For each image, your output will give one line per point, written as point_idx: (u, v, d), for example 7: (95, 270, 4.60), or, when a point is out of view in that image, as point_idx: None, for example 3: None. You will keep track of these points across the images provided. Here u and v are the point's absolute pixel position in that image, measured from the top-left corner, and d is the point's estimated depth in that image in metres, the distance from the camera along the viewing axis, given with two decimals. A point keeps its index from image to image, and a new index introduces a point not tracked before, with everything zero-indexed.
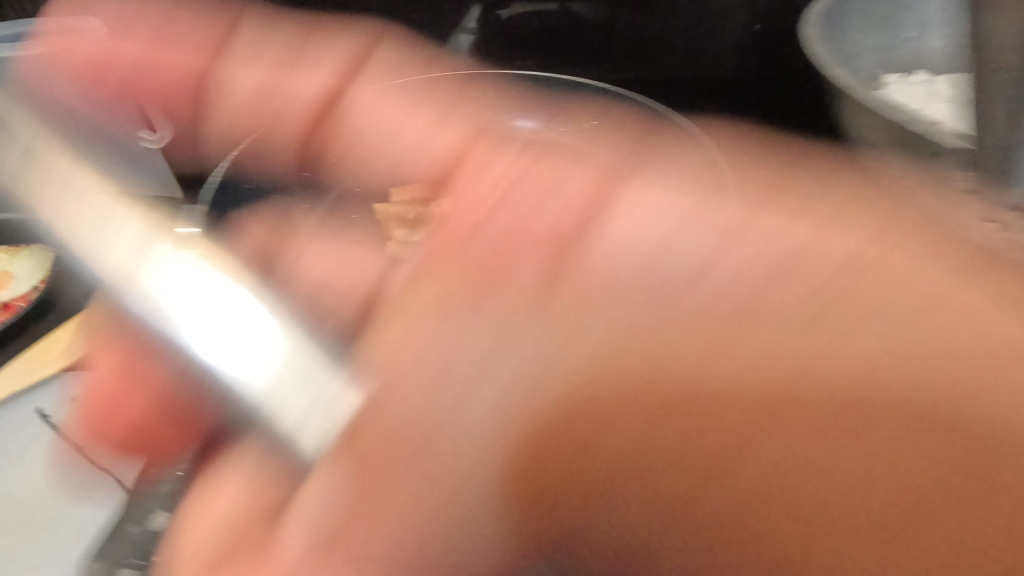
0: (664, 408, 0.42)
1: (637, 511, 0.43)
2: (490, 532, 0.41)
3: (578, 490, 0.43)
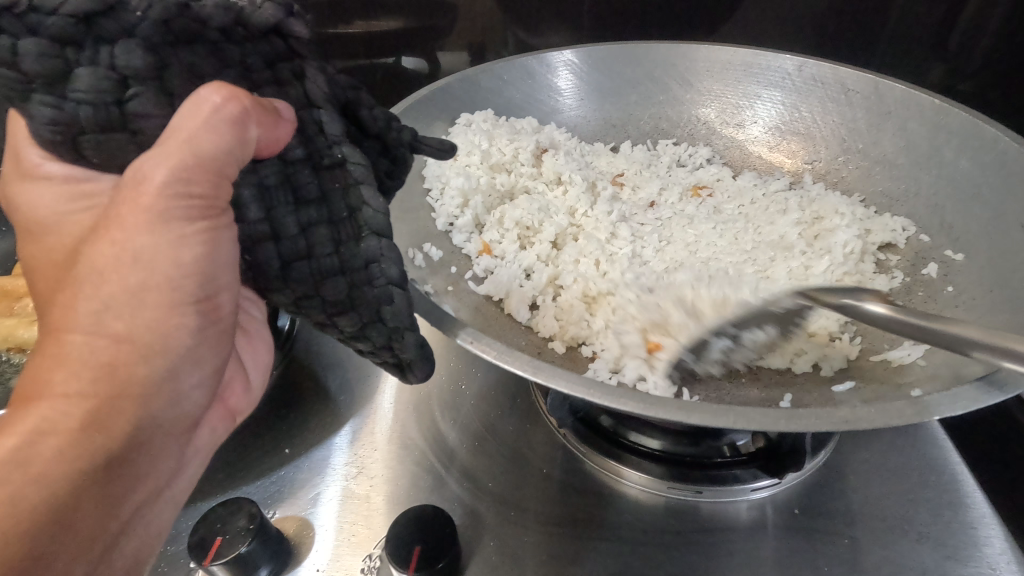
0: (406, 462, 0.52)
1: (346, 571, 0.45)
2: None
3: (299, 553, 0.46)
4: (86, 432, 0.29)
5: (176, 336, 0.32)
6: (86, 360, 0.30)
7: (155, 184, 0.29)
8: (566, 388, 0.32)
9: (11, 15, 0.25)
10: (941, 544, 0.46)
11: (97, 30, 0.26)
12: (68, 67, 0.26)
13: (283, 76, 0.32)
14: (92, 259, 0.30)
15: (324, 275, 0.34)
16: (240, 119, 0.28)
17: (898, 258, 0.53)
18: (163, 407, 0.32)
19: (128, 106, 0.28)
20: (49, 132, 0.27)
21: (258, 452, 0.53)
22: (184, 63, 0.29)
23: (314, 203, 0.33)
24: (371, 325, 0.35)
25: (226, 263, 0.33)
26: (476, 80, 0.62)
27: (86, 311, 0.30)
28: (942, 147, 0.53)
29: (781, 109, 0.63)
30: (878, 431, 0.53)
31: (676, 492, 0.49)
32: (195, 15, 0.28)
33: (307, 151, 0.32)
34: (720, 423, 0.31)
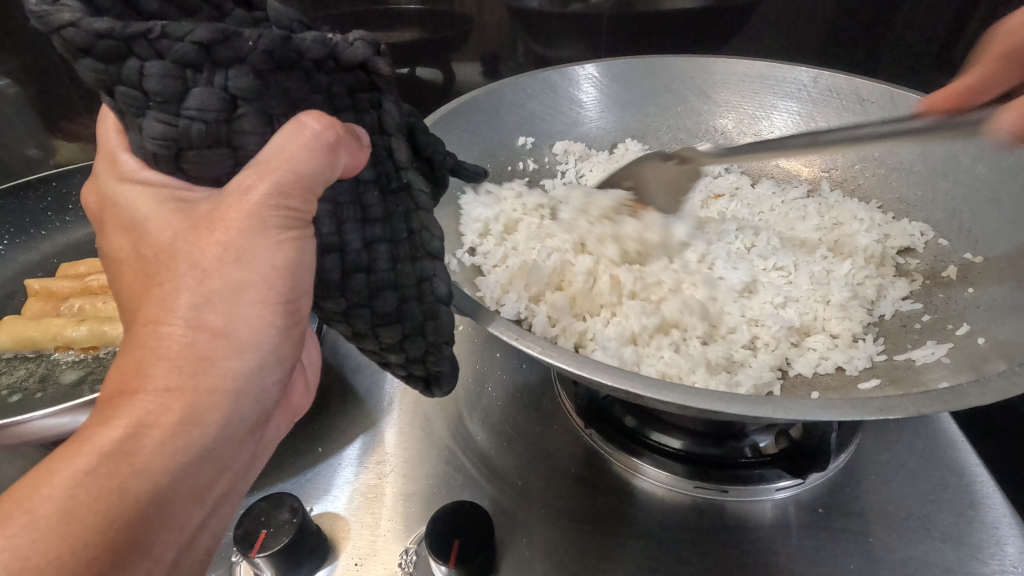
0: (435, 463, 0.53)
1: (384, 565, 0.47)
2: None
3: (336, 549, 0.48)
4: (184, 424, 0.31)
5: (262, 335, 0.34)
6: (184, 355, 0.32)
7: (257, 195, 0.31)
8: (612, 380, 0.33)
9: (143, 40, 0.27)
10: (964, 542, 0.47)
11: (214, 56, 0.28)
12: (186, 88, 0.28)
13: (362, 106, 0.33)
14: (192, 257, 0.32)
15: (378, 288, 0.35)
16: (336, 146, 0.31)
17: (917, 261, 0.54)
18: (248, 402, 0.34)
19: (233, 126, 0.30)
20: (155, 146, 0.30)
21: (296, 453, 0.55)
22: (281, 89, 0.30)
23: (378, 222, 0.35)
24: (410, 338, 0.37)
25: (310, 272, 0.34)
26: (502, 94, 0.63)
27: (186, 304, 0.32)
28: (958, 156, 0.55)
29: (798, 120, 0.65)
30: (898, 432, 0.54)
31: (703, 491, 0.51)
32: (296, 46, 0.29)
33: (376, 172, 0.35)
34: (762, 412, 0.31)
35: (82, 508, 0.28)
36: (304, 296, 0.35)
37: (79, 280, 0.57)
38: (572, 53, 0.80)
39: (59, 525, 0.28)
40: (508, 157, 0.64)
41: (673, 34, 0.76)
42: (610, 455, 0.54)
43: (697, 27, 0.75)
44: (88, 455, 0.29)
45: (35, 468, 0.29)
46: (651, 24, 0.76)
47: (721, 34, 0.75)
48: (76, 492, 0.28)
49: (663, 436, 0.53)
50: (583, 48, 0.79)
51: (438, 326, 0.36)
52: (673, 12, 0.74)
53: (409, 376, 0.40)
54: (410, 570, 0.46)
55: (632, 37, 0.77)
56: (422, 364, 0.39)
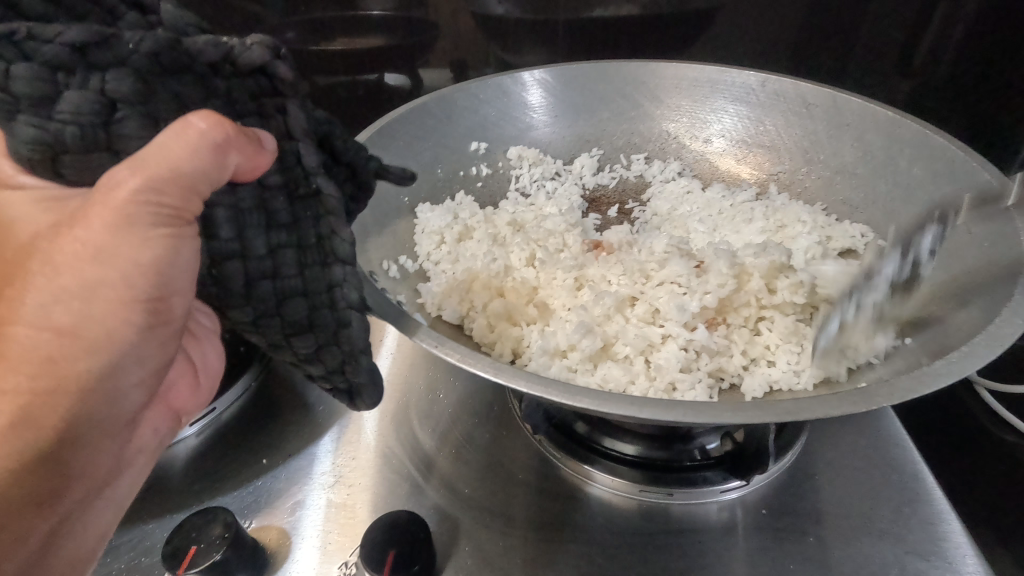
0: (382, 471, 0.53)
1: None
2: None
3: (274, 563, 0.47)
4: (15, 428, 0.31)
5: (121, 333, 0.34)
6: (27, 355, 0.32)
7: (128, 189, 0.30)
8: (525, 386, 0.33)
9: (8, 42, 0.26)
10: (901, 540, 0.47)
11: (90, 59, 0.27)
12: (59, 91, 0.27)
13: (267, 111, 0.33)
14: (48, 256, 0.32)
15: (285, 296, 0.35)
16: (224, 147, 0.30)
17: (857, 261, 0.55)
18: (100, 402, 0.34)
19: (115, 130, 0.29)
20: (27, 151, 0.28)
21: (235, 466, 0.54)
22: (170, 92, 0.30)
23: (285, 227, 0.34)
24: (326, 347, 0.36)
25: (184, 270, 0.34)
26: (452, 99, 0.62)
27: (33, 305, 0.32)
28: (896, 157, 0.56)
29: (747, 124, 0.65)
30: (843, 431, 0.54)
31: (648, 495, 0.50)
32: (185, 49, 0.29)
33: (284, 178, 0.34)
34: (672, 418, 0.31)
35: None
36: (175, 295, 0.35)
37: None
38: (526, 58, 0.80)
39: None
40: (459, 162, 0.64)
41: (627, 37, 0.76)
42: (558, 462, 0.53)
43: (651, 30, 0.75)
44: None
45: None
46: (604, 29, 0.76)
47: (673, 38, 0.76)
48: None
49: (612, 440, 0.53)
50: (538, 52, 0.78)
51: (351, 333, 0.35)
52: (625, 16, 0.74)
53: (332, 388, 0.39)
54: None
55: (587, 41, 0.77)
56: (340, 374, 0.38)
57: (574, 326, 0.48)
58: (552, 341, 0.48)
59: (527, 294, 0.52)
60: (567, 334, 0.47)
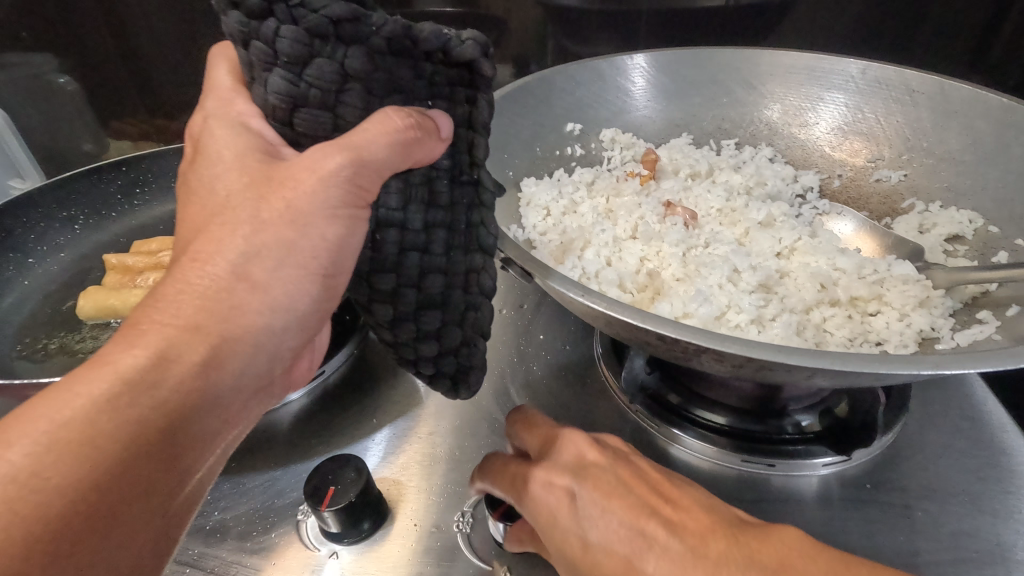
0: (488, 434, 0.55)
1: (440, 530, 0.48)
2: (313, 543, 0.47)
3: (395, 509, 0.50)
4: (206, 368, 0.34)
5: (296, 299, 0.37)
6: (217, 298, 0.35)
7: (330, 166, 0.34)
8: (674, 331, 0.34)
9: (284, 6, 0.30)
10: (1013, 517, 0.47)
11: (341, 31, 0.31)
12: (311, 55, 0.31)
13: (457, 98, 0.36)
14: (254, 210, 0.35)
15: (428, 270, 0.38)
16: (414, 145, 0.33)
17: (966, 248, 0.56)
18: (260, 359, 0.37)
19: (339, 97, 0.33)
20: (276, 99, 0.33)
21: (349, 422, 0.57)
22: (387, 71, 0.33)
23: (444, 207, 0.38)
24: (449, 326, 0.41)
25: (353, 251, 0.38)
26: (552, 81, 0.65)
27: (235, 253, 0.35)
28: (1009, 144, 0.55)
29: (845, 111, 0.65)
30: (942, 411, 0.54)
31: (749, 465, 0.51)
32: (413, 35, 0.32)
33: (451, 161, 0.38)
34: (818, 362, 0.32)
35: (93, 428, 0.30)
36: (342, 275, 0.38)
37: (152, 255, 0.61)
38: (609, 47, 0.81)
39: (77, 443, 0.30)
40: (558, 142, 0.66)
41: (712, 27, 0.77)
42: (657, 429, 0.55)
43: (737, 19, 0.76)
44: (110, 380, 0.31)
45: (57, 383, 0.31)
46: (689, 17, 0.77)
47: (759, 26, 0.76)
48: (94, 414, 0.30)
49: (714, 411, 0.54)
50: (622, 42, 0.80)
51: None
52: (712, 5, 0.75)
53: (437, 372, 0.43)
54: (467, 530, 0.48)
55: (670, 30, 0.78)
56: (453, 354, 0.42)
57: (693, 294, 0.50)
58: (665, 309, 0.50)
59: (635, 267, 0.55)
60: (682, 301, 0.49)
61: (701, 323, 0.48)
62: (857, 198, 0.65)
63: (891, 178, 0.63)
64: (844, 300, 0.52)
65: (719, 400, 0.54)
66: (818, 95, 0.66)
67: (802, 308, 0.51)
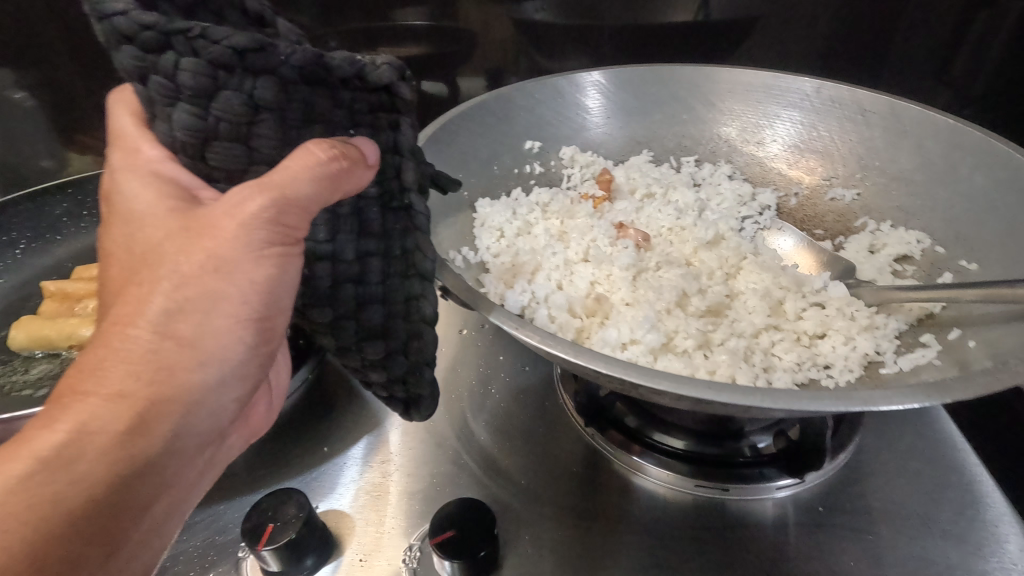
0: (440, 460, 0.54)
1: (386, 565, 0.47)
2: None
3: (341, 544, 0.48)
4: (131, 435, 0.32)
5: (232, 348, 0.35)
6: (145, 360, 0.32)
7: (250, 209, 0.32)
8: (604, 367, 0.34)
9: (182, 37, 0.29)
10: (962, 541, 0.47)
11: (247, 62, 0.30)
12: (215, 87, 0.30)
13: (380, 124, 0.36)
14: (176, 262, 0.33)
15: (365, 301, 0.37)
16: (341, 176, 0.32)
17: (913, 269, 0.56)
18: (202, 416, 0.34)
19: (252, 129, 0.32)
20: (183, 136, 0.32)
21: (298, 451, 0.56)
22: (302, 99, 0.33)
23: (375, 237, 0.36)
24: (393, 356, 0.39)
25: (288, 288, 0.36)
26: (509, 99, 0.64)
27: (159, 308, 0.33)
28: (957, 163, 0.55)
29: (800, 129, 0.66)
30: (899, 431, 0.54)
31: (703, 489, 0.51)
32: (325, 64, 0.32)
33: (381, 189, 0.36)
34: (745, 400, 0.32)
35: (9, 512, 0.29)
36: (278, 315, 0.37)
37: (94, 282, 0.60)
38: (572, 63, 0.81)
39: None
40: (515, 163, 0.66)
41: (673, 44, 0.77)
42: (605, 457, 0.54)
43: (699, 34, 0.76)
44: (25, 459, 0.30)
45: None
46: (651, 33, 0.77)
47: (720, 42, 0.76)
48: (9, 499, 0.29)
49: (668, 434, 0.54)
50: (585, 58, 0.80)
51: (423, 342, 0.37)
52: (673, 20, 0.75)
53: (391, 397, 0.42)
54: (414, 565, 0.47)
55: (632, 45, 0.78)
56: (401, 384, 0.40)
57: (640, 319, 0.49)
58: (614, 334, 0.49)
59: (586, 290, 0.54)
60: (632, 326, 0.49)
61: (649, 351, 0.48)
62: (813, 216, 0.65)
63: (845, 196, 0.63)
64: (795, 322, 0.52)
65: (673, 422, 0.54)
66: (775, 112, 0.67)
67: (753, 331, 0.50)
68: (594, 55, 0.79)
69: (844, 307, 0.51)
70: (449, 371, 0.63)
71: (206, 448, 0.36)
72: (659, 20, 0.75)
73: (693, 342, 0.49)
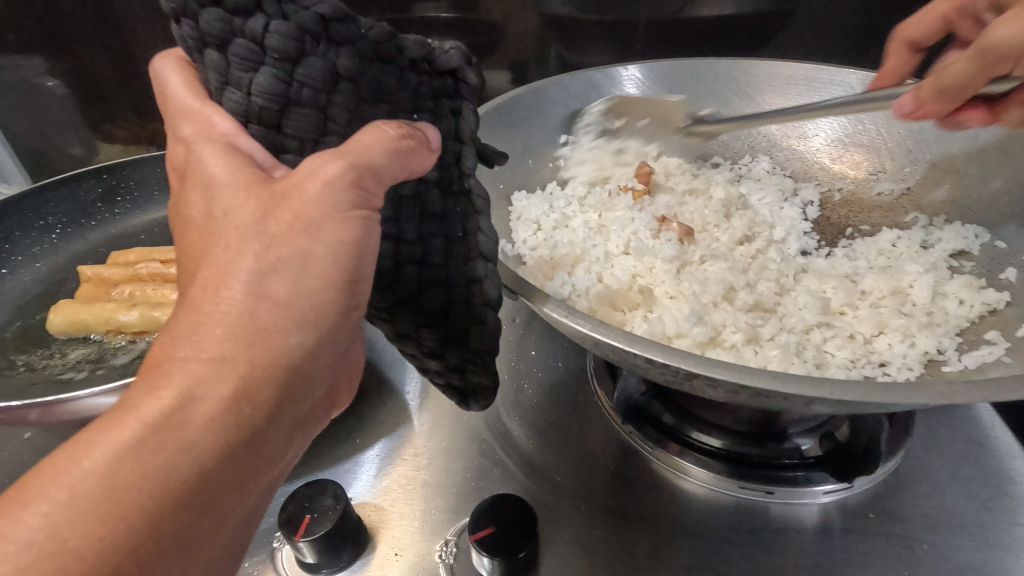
0: (474, 455, 0.53)
1: (421, 559, 0.46)
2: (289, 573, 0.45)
3: (375, 537, 0.48)
4: (236, 403, 0.29)
5: (325, 312, 0.31)
6: (242, 324, 0.29)
7: (328, 173, 0.30)
8: (661, 356, 0.32)
9: (273, 0, 0.28)
10: (1022, 552, 0.45)
11: (332, 31, 0.29)
12: (300, 53, 0.28)
13: (442, 111, 0.34)
14: (263, 221, 0.30)
15: (426, 286, 0.35)
16: (411, 153, 0.31)
17: (972, 265, 0.53)
18: (301, 386, 0.31)
19: (330, 99, 0.30)
20: (260, 103, 0.29)
21: (331, 442, 0.55)
22: (375, 78, 0.31)
23: (435, 218, 0.34)
24: (453, 342, 0.36)
25: (373, 253, 0.32)
26: (546, 89, 0.63)
27: (251, 269, 0.29)
28: (1018, 155, 0.53)
29: (845, 122, 0.64)
30: (950, 436, 0.53)
31: (746, 491, 0.49)
32: (398, 43, 0.31)
33: (440, 174, 0.34)
34: (816, 392, 0.30)
35: (121, 483, 0.26)
36: (366, 279, 0.32)
37: (129, 267, 0.59)
38: (608, 53, 0.79)
39: (101, 500, 0.26)
40: (549, 155, 0.64)
41: (714, 33, 0.75)
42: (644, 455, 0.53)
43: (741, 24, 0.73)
44: (131, 427, 0.27)
45: (77, 436, 0.27)
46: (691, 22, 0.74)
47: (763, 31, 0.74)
48: (116, 470, 0.26)
49: (705, 432, 0.52)
50: (622, 47, 0.78)
51: (480, 333, 0.36)
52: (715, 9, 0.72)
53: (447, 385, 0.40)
54: (450, 561, 0.46)
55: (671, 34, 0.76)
56: (460, 372, 0.38)
57: (685, 313, 0.48)
58: (658, 326, 0.48)
59: (630, 285, 0.53)
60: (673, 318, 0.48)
61: (694, 343, 0.47)
62: (859, 212, 0.62)
63: (894, 191, 0.61)
64: (848, 320, 0.50)
65: (711, 420, 0.53)
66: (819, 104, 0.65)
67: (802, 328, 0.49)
68: (631, 45, 0.77)
69: (894, 307, 0.50)
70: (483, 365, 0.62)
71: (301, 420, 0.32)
72: (700, 8, 0.73)
73: (740, 334, 0.47)
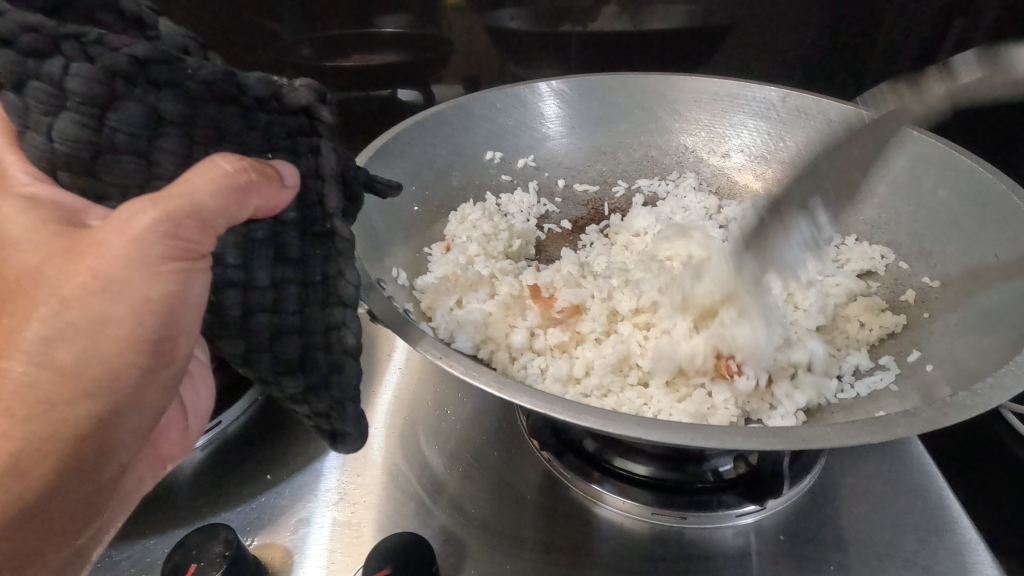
0: (390, 490, 0.51)
1: None
2: None
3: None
4: (12, 475, 0.29)
5: (123, 375, 0.32)
6: (22, 396, 0.30)
7: (144, 222, 0.29)
8: (529, 402, 0.31)
9: (74, 41, 0.26)
10: (926, 572, 0.45)
11: (150, 74, 0.28)
12: (114, 96, 0.27)
13: (300, 149, 0.34)
14: (54, 285, 0.30)
15: (279, 333, 0.33)
16: (246, 189, 0.29)
17: (878, 284, 0.54)
18: (98, 448, 0.32)
19: (155, 142, 0.29)
20: (64, 149, 0.27)
21: (235, 482, 0.52)
22: (209, 117, 0.31)
23: (294, 263, 0.33)
24: (314, 390, 0.35)
25: (194, 306, 0.32)
26: (469, 108, 0.63)
27: (35, 338, 0.30)
28: (920, 175, 0.54)
29: (767, 139, 0.65)
30: (864, 456, 0.53)
31: (661, 519, 0.49)
32: (237, 83, 0.31)
33: (301, 215, 0.34)
34: (680, 440, 0.30)
35: None
36: (180, 335, 0.33)
37: None
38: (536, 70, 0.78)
39: None
40: (476, 172, 0.64)
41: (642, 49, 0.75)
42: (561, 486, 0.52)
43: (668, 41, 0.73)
44: None
45: None
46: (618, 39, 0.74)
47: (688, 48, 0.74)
48: None
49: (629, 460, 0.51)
50: (551, 65, 0.78)
51: (342, 379, 0.35)
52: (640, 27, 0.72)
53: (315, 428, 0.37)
54: None
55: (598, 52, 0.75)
56: (326, 418, 0.36)
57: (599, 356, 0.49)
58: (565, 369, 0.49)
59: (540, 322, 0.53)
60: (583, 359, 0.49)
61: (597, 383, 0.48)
62: None
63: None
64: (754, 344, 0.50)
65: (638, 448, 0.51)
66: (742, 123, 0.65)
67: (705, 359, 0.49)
68: (559, 62, 0.77)
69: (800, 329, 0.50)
70: (406, 393, 0.60)
71: (111, 477, 0.33)
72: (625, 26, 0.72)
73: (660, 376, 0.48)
